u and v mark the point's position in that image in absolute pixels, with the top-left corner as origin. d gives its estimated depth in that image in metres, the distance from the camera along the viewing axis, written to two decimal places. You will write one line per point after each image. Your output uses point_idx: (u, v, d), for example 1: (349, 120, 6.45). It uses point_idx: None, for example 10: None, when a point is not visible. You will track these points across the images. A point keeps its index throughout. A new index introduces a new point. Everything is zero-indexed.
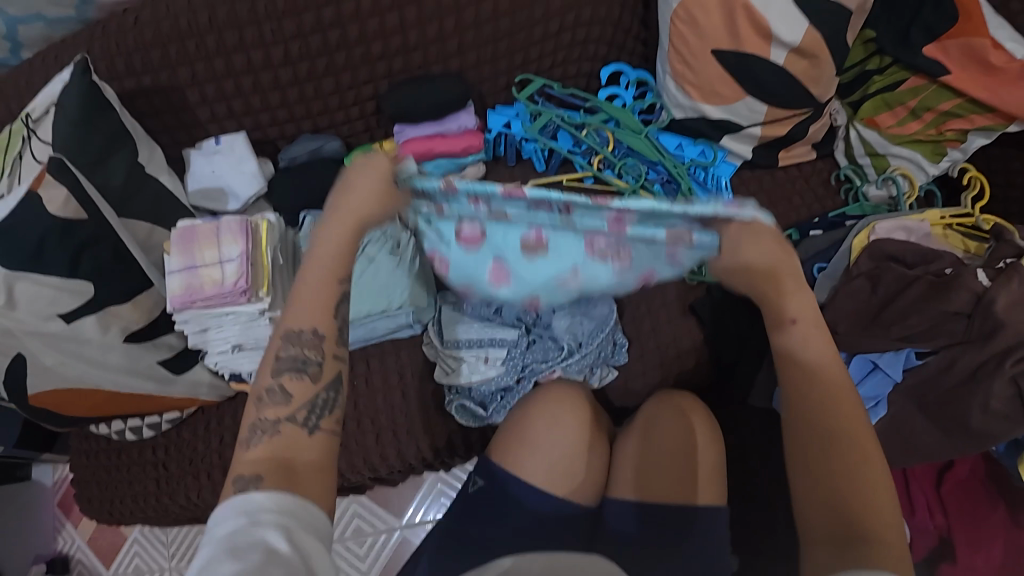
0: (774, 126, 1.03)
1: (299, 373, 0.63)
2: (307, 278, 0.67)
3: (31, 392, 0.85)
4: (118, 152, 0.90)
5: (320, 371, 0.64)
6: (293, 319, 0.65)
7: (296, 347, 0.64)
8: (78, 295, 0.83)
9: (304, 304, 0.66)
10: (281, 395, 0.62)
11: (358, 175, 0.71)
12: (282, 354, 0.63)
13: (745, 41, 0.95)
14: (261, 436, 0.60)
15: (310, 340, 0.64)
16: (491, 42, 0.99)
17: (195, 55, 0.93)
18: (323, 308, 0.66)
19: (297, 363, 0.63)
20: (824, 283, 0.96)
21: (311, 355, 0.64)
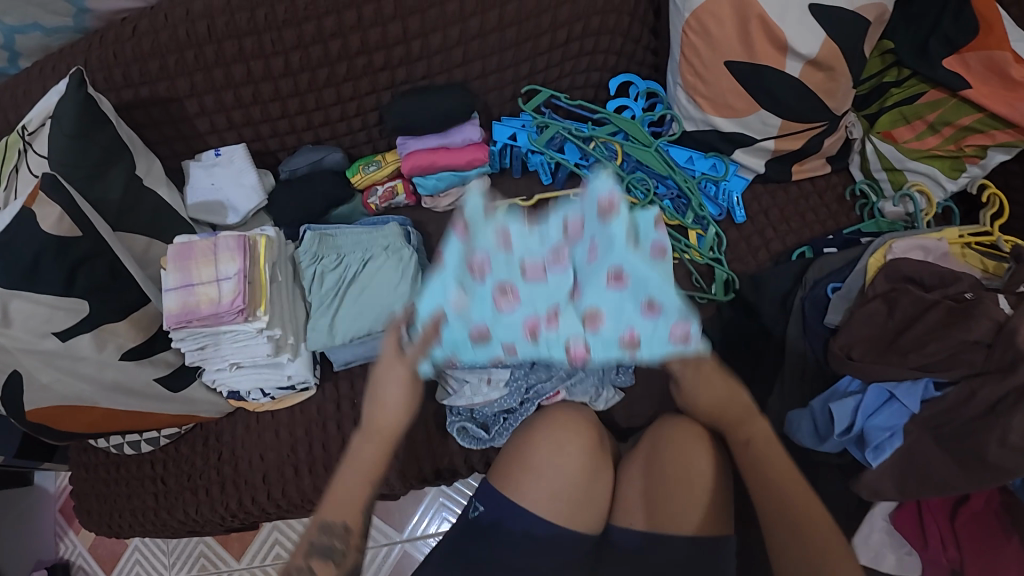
0: (788, 140, 0.99)
1: (326, 558, 0.70)
2: (340, 484, 0.72)
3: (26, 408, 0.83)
4: (115, 165, 0.88)
5: (344, 560, 0.70)
6: (329, 513, 0.71)
7: (327, 537, 0.70)
8: (73, 313, 0.81)
9: (339, 502, 0.71)
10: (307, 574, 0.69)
11: (384, 388, 0.72)
12: (314, 540, 0.70)
13: (759, 53, 0.92)
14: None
15: (339, 532, 0.70)
16: (497, 52, 0.96)
17: (194, 65, 0.90)
18: (353, 505, 0.71)
19: (327, 549, 0.70)
20: (837, 303, 0.90)
21: (337, 542, 0.70)
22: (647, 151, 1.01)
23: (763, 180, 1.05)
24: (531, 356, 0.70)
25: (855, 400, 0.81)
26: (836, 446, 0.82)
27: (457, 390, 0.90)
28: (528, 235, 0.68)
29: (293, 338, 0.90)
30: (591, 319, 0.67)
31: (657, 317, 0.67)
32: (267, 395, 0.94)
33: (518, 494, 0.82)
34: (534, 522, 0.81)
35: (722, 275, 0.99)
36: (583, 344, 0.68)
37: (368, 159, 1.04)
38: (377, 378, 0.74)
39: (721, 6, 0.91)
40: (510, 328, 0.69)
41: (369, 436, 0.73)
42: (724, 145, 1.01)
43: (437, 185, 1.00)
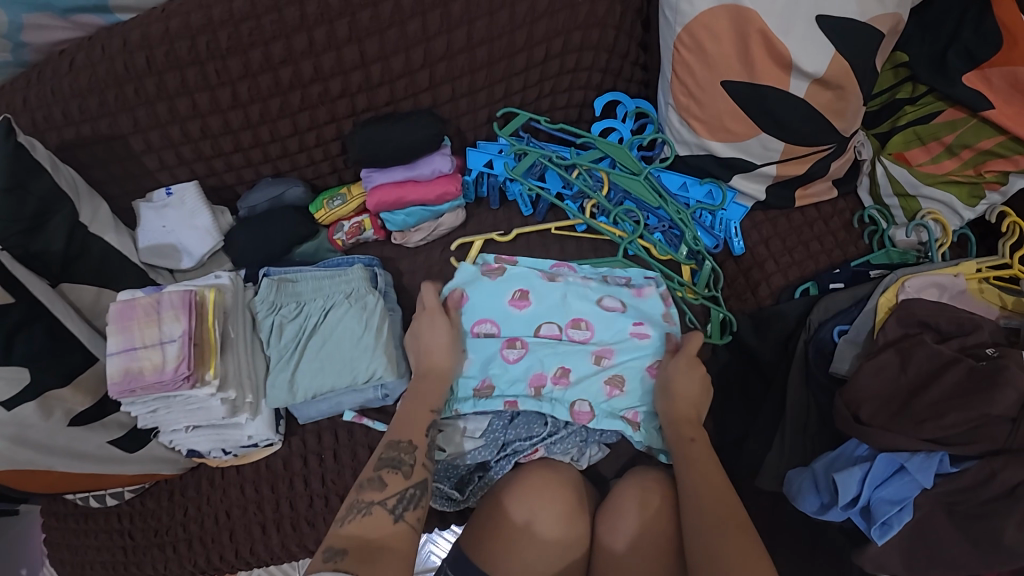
0: (791, 164, 0.90)
1: (394, 469, 0.69)
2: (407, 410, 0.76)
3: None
4: (55, 214, 0.81)
5: (411, 468, 0.70)
6: (395, 431, 0.73)
7: (395, 450, 0.71)
8: (13, 382, 0.75)
9: (406, 422, 0.74)
10: (378, 483, 0.67)
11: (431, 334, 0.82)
12: (383, 455, 0.71)
13: (760, 71, 0.82)
14: (355, 515, 0.63)
15: (404, 445, 0.71)
16: (468, 73, 0.87)
17: (134, 100, 0.83)
18: (418, 424, 0.74)
19: (394, 461, 0.70)
20: (844, 351, 0.83)
21: (404, 456, 0.71)
22: (636, 179, 0.92)
23: (763, 207, 0.95)
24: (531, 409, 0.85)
25: (862, 468, 0.73)
26: (839, 517, 0.74)
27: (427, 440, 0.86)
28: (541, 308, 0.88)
29: (252, 396, 0.84)
30: (578, 406, 0.84)
31: None
32: (229, 453, 0.88)
33: (512, 533, 0.77)
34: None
35: (718, 315, 0.92)
36: (587, 407, 0.84)
37: (333, 192, 0.97)
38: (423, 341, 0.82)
39: (718, 19, 0.80)
40: (516, 378, 0.85)
41: (426, 376, 0.80)
42: (721, 171, 0.92)
43: (407, 220, 0.93)
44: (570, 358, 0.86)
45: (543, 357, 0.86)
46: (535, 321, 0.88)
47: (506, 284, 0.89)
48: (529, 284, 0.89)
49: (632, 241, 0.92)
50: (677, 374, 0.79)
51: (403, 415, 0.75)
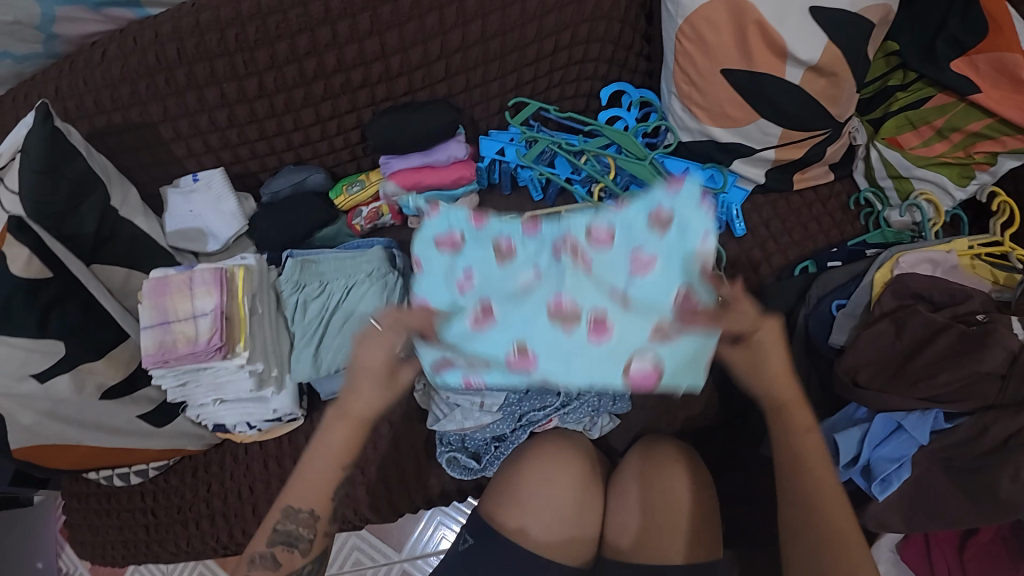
0: (788, 149, 0.95)
1: (290, 547, 0.72)
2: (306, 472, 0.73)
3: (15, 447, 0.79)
4: (88, 198, 0.85)
5: (309, 546, 0.73)
6: (294, 496, 0.72)
7: (293, 523, 0.72)
8: (49, 355, 0.79)
9: (309, 487, 0.73)
10: (271, 561, 0.71)
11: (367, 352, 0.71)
12: (280, 526, 0.71)
13: (757, 59, 0.87)
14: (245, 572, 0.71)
15: (304, 519, 0.72)
16: (481, 64, 0.92)
17: (165, 90, 0.87)
18: (320, 492, 0.73)
19: (290, 536, 0.72)
20: (842, 322, 0.87)
21: (302, 529, 0.72)
22: (641, 164, 0.96)
23: (763, 190, 1.00)
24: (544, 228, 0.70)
25: (861, 431, 0.80)
26: (843, 477, 0.80)
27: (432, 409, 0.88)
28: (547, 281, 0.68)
29: (277, 370, 0.88)
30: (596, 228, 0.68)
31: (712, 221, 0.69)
32: (254, 427, 0.92)
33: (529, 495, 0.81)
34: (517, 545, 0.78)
35: None
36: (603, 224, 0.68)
37: (352, 179, 1.01)
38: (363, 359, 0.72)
39: (717, 11, 0.85)
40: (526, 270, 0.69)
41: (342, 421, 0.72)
42: (722, 156, 0.97)
43: None
44: (578, 296, 0.66)
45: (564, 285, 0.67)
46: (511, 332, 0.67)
47: (484, 238, 0.70)
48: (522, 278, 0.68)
49: None
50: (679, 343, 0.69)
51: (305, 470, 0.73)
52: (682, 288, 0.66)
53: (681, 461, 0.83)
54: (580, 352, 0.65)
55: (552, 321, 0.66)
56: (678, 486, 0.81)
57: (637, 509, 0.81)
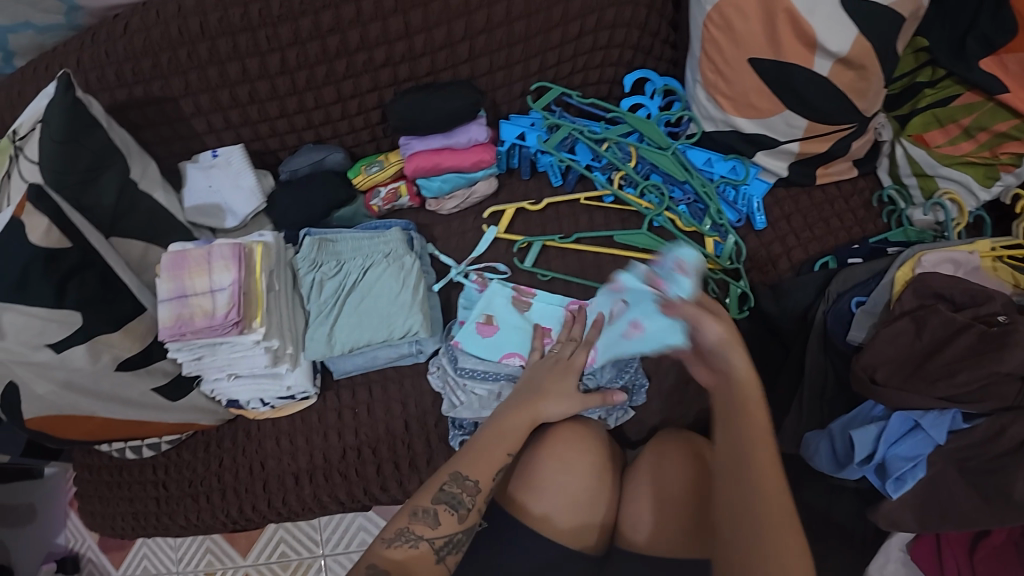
0: (813, 142, 0.94)
1: (451, 509, 0.70)
2: (481, 443, 0.75)
3: (25, 414, 0.82)
4: (108, 169, 0.85)
5: (468, 513, 0.70)
6: (465, 464, 0.72)
7: (458, 488, 0.71)
8: (66, 326, 0.80)
9: (479, 458, 0.73)
10: (432, 518, 0.69)
11: (552, 381, 0.80)
12: (445, 487, 0.71)
13: (786, 50, 0.86)
14: (401, 542, 0.67)
15: (470, 486, 0.71)
16: (505, 47, 0.91)
17: (187, 64, 0.87)
18: (492, 466, 0.73)
19: (454, 499, 0.70)
20: (861, 319, 0.85)
21: (465, 497, 0.71)
22: (664, 154, 0.95)
23: (785, 183, 0.99)
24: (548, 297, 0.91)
25: (878, 427, 0.79)
26: (855, 473, 0.79)
27: (445, 393, 0.89)
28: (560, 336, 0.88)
29: (293, 348, 0.88)
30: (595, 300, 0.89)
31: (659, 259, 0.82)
32: (268, 404, 0.92)
33: (541, 483, 0.81)
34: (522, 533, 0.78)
35: (737, 290, 0.93)
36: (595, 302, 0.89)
37: (370, 159, 1.00)
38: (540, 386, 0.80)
39: None
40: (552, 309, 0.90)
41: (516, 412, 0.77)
42: (746, 147, 0.96)
43: (442, 187, 0.96)
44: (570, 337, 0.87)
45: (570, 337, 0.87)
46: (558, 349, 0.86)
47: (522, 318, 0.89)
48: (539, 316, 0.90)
49: (660, 213, 0.94)
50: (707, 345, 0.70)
51: (479, 441, 0.75)
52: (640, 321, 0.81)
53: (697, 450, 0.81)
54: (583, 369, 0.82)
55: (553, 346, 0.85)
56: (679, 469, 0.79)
57: (647, 499, 0.80)
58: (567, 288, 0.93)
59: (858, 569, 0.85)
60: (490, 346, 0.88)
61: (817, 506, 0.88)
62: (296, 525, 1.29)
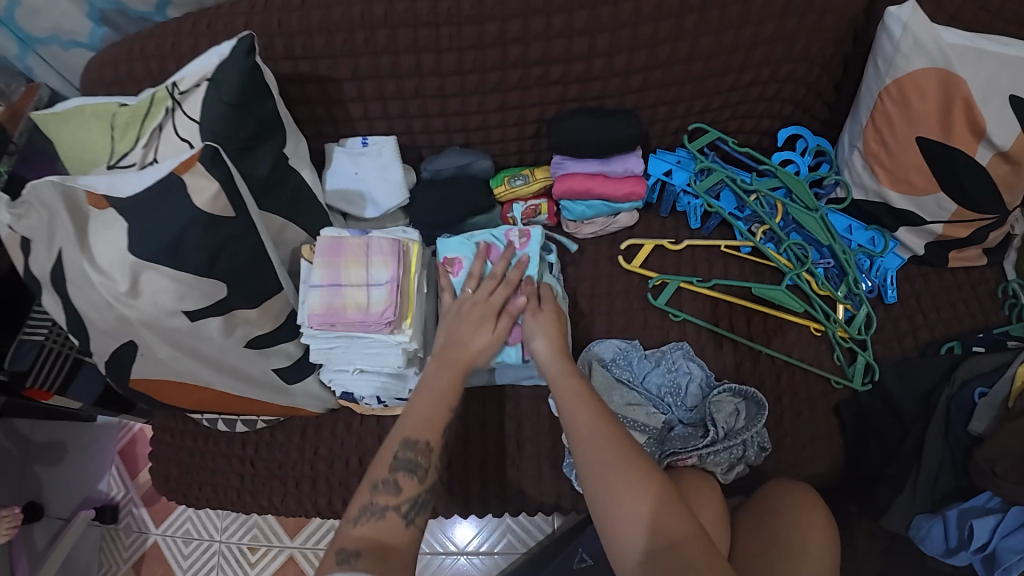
0: (957, 227, 0.94)
1: (411, 472, 0.67)
2: (416, 403, 0.72)
3: (133, 374, 0.84)
4: (266, 142, 0.84)
5: (427, 474, 0.68)
6: (410, 428, 0.69)
7: (412, 452, 0.68)
8: (208, 295, 0.78)
9: (421, 417, 0.70)
10: (394, 487, 0.65)
11: (470, 335, 0.78)
12: (399, 454, 0.67)
13: (955, 134, 0.87)
14: (369, 517, 0.63)
15: (423, 448, 0.68)
16: (676, 84, 0.90)
17: (362, 48, 0.85)
18: (436, 423, 0.71)
19: (411, 464, 0.67)
20: (982, 409, 0.84)
21: (421, 458, 0.68)
22: (811, 215, 0.95)
23: (918, 261, 1.00)
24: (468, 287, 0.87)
25: (995, 518, 0.80)
26: (963, 561, 0.81)
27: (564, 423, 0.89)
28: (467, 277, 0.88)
29: (422, 352, 0.87)
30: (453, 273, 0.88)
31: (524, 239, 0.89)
32: (380, 402, 0.91)
33: None
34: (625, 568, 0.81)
35: (864, 360, 0.93)
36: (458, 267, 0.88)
37: (514, 171, 0.99)
38: (458, 325, 0.79)
39: (927, 78, 0.85)
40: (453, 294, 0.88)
41: (451, 351, 0.77)
42: (890, 221, 0.96)
43: (586, 212, 0.95)
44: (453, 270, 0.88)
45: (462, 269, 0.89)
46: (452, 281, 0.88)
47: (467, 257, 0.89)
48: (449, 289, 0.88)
49: (798, 273, 0.94)
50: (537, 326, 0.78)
51: (417, 399, 0.72)
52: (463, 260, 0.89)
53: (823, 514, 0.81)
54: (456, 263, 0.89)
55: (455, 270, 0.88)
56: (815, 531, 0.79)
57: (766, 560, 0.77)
58: (696, 332, 0.93)
59: None
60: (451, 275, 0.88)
61: None
62: None
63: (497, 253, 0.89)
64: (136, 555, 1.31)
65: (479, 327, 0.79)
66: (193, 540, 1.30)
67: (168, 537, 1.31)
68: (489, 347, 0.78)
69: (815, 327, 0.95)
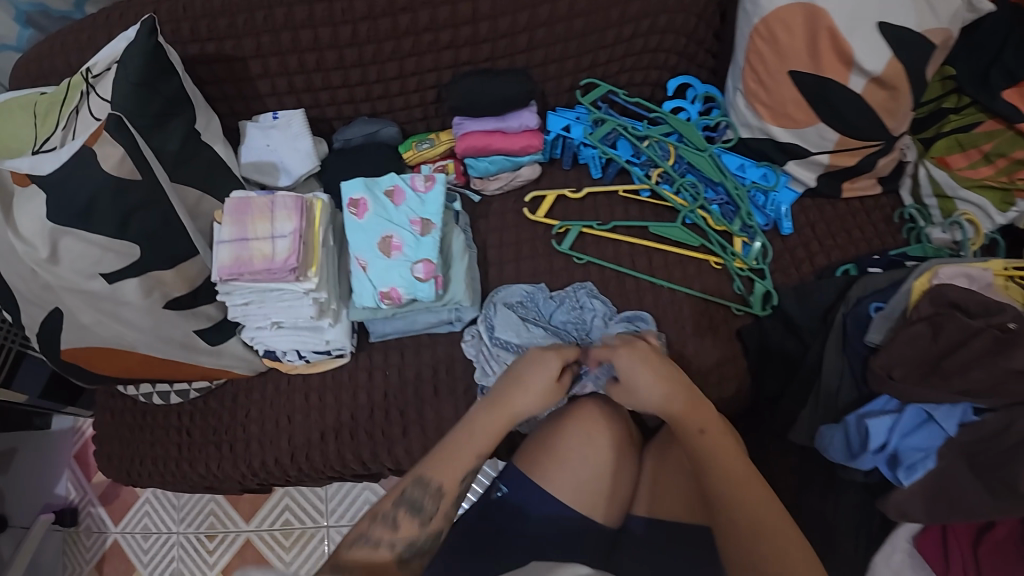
0: (843, 155, 0.99)
1: (414, 512, 0.72)
2: (450, 445, 0.76)
3: (63, 344, 0.88)
4: (176, 117, 0.88)
5: (431, 516, 0.72)
6: (430, 468, 0.74)
7: (419, 492, 0.73)
8: (124, 256, 0.83)
9: (445, 460, 0.75)
10: (391, 522, 0.71)
11: (531, 372, 0.78)
12: (408, 492, 0.73)
13: (824, 65, 0.91)
14: (360, 543, 0.70)
15: (434, 490, 0.73)
16: (562, 41, 0.96)
17: (261, 26, 0.90)
18: (456, 469, 0.74)
19: (415, 503, 0.72)
20: (879, 323, 0.88)
21: (428, 500, 0.73)
22: (701, 155, 1.01)
23: (812, 194, 1.05)
24: (371, 229, 0.92)
25: (892, 419, 0.82)
26: (867, 464, 0.82)
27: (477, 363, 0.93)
28: (374, 218, 0.93)
29: (336, 304, 0.94)
30: (358, 213, 0.93)
31: (428, 191, 0.94)
32: (302, 358, 0.97)
33: (563, 455, 0.84)
34: (549, 503, 0.83)
35: (762, 288, 0.98)
36: (365, 209, 0.93)
37: (421, 137, 1.05)
38: (518, 377, 0.78)
39: (793, 14, 0.90)
40: (364, 236, 0.92)
41: (490, 408, 0.77)
42: (779, 156, 1.01)
43: (489, 168, 1.02)
44: (363, 218, 0.93)
45: (365, 228, 0.92)
46: (365, 231, 0.92)
47: (375, 196, 0.94)
48: (355, 232, 0.92)
49: (693, 210, 1.00)
50: (531, 366, 0.78)
51: (454, 447, 0.75)
52: (367, 202, 0.93)
53: None
54: (365, 225, 0.92)
55: (356, 212, 0.93)
56: None
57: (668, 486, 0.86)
58: (601, 275, 0.99)
59: None
60: (363, 220, 0.92)
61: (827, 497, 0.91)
62: (302, 491, 1.31)
63: (404, 199, 0.94)
64: (97, 556, 1.33)
65: (546, 366, 0.78)
66: (152, 534, 1.32)
67: (127, 534, 1.33)
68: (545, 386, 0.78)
69: (715, 260, 1.00)
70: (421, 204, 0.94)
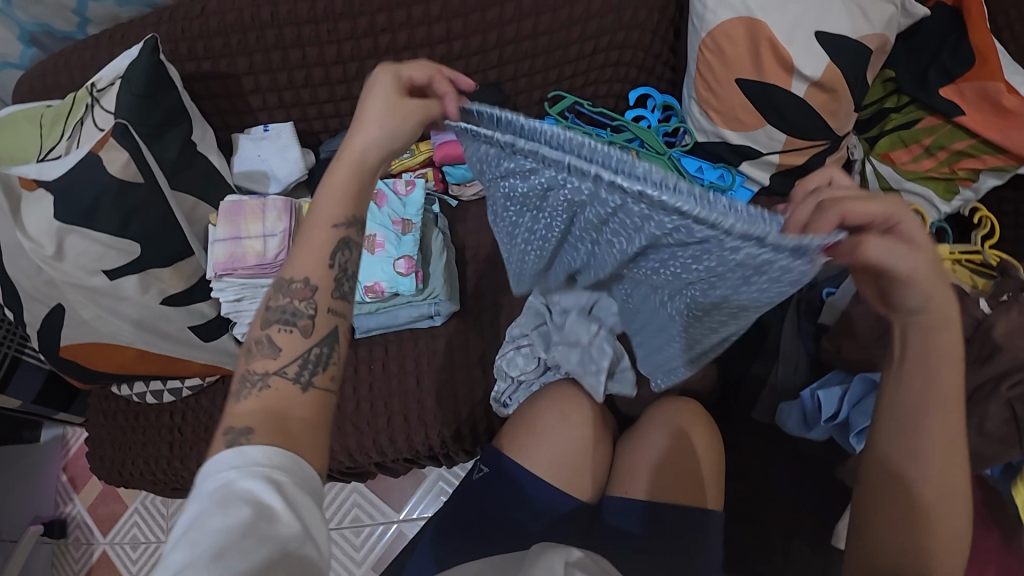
0: (792, 155, 1.07)
1: (289, 325, 0.57)
2: (303, 236, 0.60)
3: (63, 340, 0.93)
4: (175, 127, 0.96)
5: (312, 322, 0.58)
6: (287, 266, 0.60)
7: (286, 297, 0.58)
8: (124, 254, 0.89)
9: (300, 250, 0.60)
10: (270, 347, 0.56)
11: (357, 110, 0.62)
12: (273, 303, 0.58)
13: (767, 73, 1.00)
14: (250, 389, 0.54)
15: (300, 288, 0.58)
16: (529, 57, 1.05)
17: (254, 46, 0.99)
18: (315, 254, 0.60)
19: (288, 315, 0.58)
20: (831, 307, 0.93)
21: (301, 305, 0.58)
22: (660, 158, 1.09)
23: (767, 193, 1.13)
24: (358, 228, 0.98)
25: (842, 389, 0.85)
26: (821, 433, 0.88)
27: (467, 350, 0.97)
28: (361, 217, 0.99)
29: None
30: None
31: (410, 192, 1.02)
32: None
33: (539, 432, 0.89)
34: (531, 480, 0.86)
35: None
36: None
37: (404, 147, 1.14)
38: (347, 120, 0.63)
39: (735, 27, 0.99)
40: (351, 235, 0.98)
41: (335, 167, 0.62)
42: (733, 157, 1.10)
43: (465, 174, 1.09)
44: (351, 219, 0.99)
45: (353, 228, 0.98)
46: None
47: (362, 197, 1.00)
48: None
49: None
50: (369, 109, 0.61)
51: (303, 231, 0.61)
52: None
53: (702, 416, 0.91)
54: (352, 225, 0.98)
55: None
56: (698, 442, 0.87)
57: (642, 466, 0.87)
58: None
59: (826, 530, 0.93)
60: None
61: (792, 471, 0.96)
62: None
63: (387, 200, 1.00)
64: (85, 567, 1.34)
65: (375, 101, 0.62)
66: (140, 544, 1.34)
67: (116, 545, 1.35)
68: (379, 131, 0.61)
69: None
70: (403, 203, 1.01)
